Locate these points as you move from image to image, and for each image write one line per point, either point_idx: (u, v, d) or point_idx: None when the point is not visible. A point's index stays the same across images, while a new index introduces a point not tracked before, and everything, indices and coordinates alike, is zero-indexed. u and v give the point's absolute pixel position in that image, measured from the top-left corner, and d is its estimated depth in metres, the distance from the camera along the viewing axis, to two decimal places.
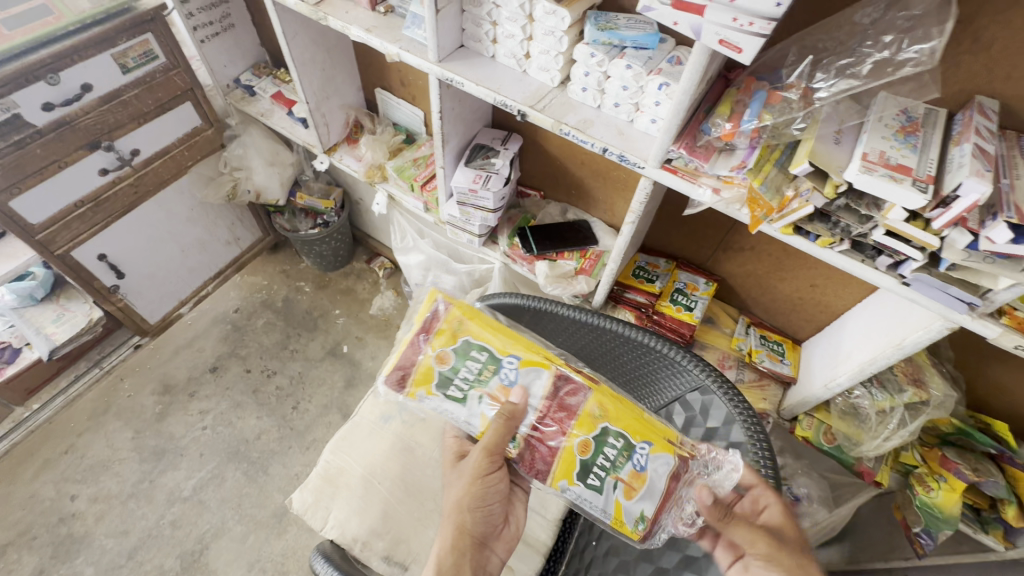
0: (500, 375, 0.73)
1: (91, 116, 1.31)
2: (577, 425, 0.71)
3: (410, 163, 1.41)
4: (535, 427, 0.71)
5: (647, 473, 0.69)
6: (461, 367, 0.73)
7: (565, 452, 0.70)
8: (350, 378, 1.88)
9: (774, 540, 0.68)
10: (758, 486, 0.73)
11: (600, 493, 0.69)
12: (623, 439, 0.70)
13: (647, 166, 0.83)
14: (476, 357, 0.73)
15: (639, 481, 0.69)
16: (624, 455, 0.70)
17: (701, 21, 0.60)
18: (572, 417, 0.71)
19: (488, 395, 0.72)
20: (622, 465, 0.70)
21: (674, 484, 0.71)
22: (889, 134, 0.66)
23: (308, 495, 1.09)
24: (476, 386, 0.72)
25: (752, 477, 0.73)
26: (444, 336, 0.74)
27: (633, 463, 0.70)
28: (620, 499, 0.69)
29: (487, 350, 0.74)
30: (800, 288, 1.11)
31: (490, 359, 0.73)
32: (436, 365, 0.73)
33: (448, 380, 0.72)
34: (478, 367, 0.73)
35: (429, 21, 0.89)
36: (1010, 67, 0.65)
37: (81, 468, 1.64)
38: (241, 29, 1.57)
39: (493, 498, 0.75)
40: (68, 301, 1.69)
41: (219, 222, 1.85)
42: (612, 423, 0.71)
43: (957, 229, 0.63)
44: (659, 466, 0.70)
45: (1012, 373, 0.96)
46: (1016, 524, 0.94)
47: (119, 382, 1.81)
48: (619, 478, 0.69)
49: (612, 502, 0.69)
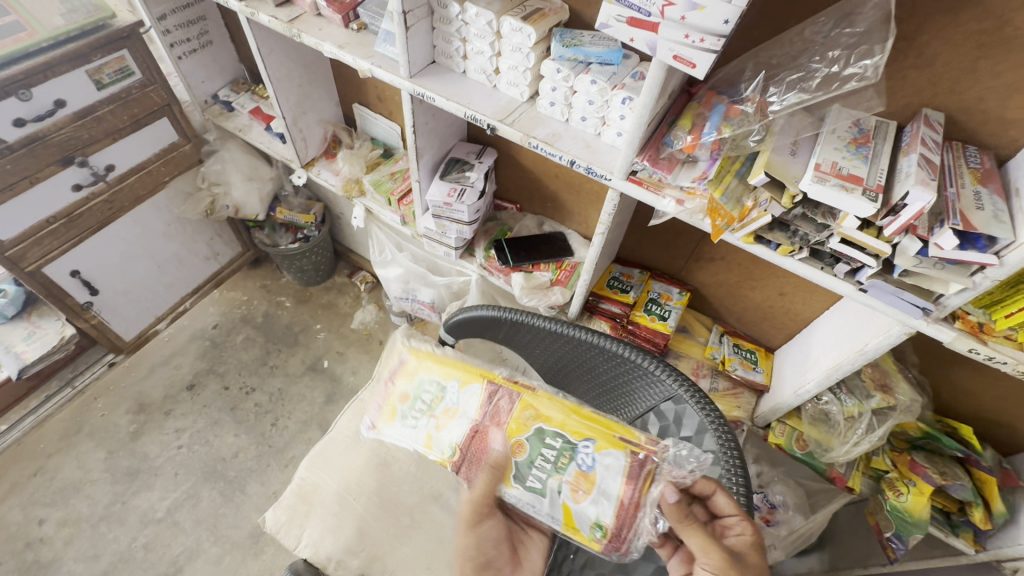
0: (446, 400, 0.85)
1: (64, 132, 1.30)
2: (511, 430, 0.76)
3: (387, 177, 1.42)
4: (473, 439, 0.79)
5: (594, 472, 0.70)
6: (418, 399, 0.88)
7: (500, 457, 0.75)
8: (331, 394, 1.86)
9: (733, 560, 0.65)
10: (734, 513, 0.69)
11: (544, 497, 0.71)
12: (562, 440, 0.73)
13: (613, 177, 0.84)
14: (429, 389, 0.88)
15: (587, 481, 0.70)
16: (566, 457, 0.72)
17: (656, 37, 0.62)
18: (507, 422, 0.77)
19: (435, 417, 0.85)
20: (565, 467, 0.72)
21: (633, 487, 0.69)
22: (842, 146, 0.69)
23: (281, 514, 1.07)
24: (427, 412, 0.86)
25: (730, 502, 0.70)
26: (406, 377, 0.92)
27: (577, 463, 0.71)
28: (568, 503, 0.70)
29: (435, 381, 0.88)
30: (771, 297, 1.13)
31: (437, 389, 0.86)
32: (401, 399, 0.90)
33: (409, 410, 0.88)
34: (430, 397, 0.87)
35: (399, 38, 0.90)
36: (952, 81, 0.68)
37: (51, 491, 1.60)
38: (218, 46, 1.58)
39: (495, 546, 0.76)
40: (40, 318, 1.65)
41: (197, 237, 1.84)
42: (546, 425, 0.75)
43: (907, 236, 0.66)
44: (606, 465, 0.70)
45: (974, 376, 0.99)
46: (983, 526, 0.96)
47: (92, 402, 1.77)
48: (563, 480, 0.71)
49: (560, 506, 0.70)
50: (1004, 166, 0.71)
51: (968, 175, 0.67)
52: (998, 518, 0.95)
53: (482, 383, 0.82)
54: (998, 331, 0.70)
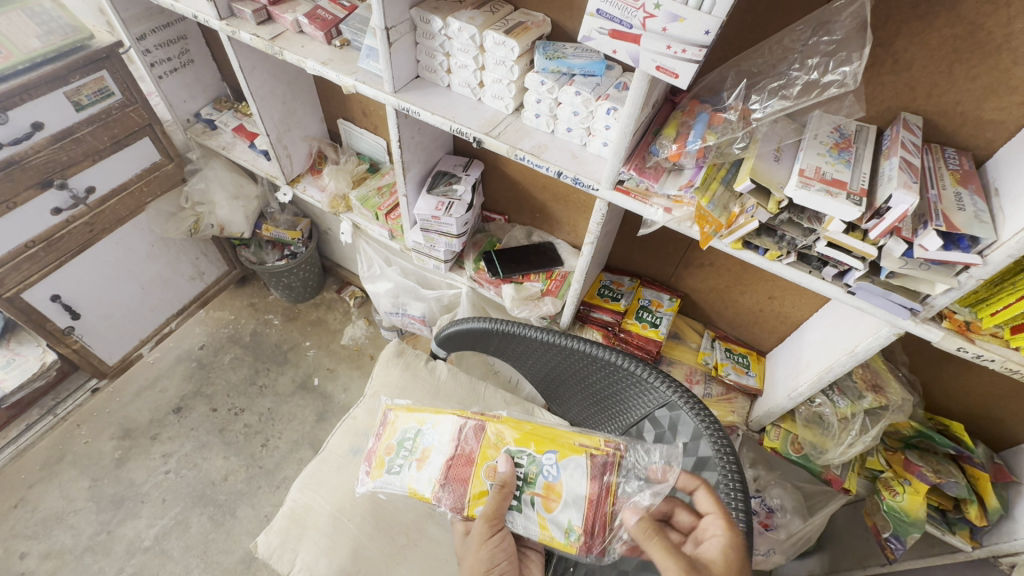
0: (425, 440, 0.86)
1: (42, 155, 1.28)
2: (482, 454, 0.81)
3: (374, 192, 1.41)
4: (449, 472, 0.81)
5: (560, 481, 0.77)
6: (401, 447, 0.88)
7: (477, 481, 0.80)
8: (322, 412, 1.83)
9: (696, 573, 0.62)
10: (713, 513, 0.69)
11: (520, 512, 0.77)
12: (528, 455, 0.80)
13: (600, 187, 0.85)
14: (410, 436, 0.88)
15: (554, 493, 0.77)
16: (534, 471, 0.79)
17: (638, 49, 0.63)
18: (477, 448, 0.82)
19: (416, 461, 0.85)
20: (535, 481, 0.78)
21: (597, 486, 0.77)
22: (824, 151, 0.70)
23: (273, 538, 1.05)
24: (409, 456, 0.86)
25: (710, 500, 0.70)
26: (389, 431, 0.92)
27: (544, 475, 0.78)
28: (542, 513, 0.76)
29: (416, 426, 0.88)
30: (760, 301, 1.13)
31: (416, 432, 0.88)
32: (385, 454, 0.89)
33: (393, 461, 0.87)
34: (410, 442, 0.87)
35: (382, 54, 0.90)
36: (930, 85, 0.70)
37: (32, 522, 1.55)
38: (200, 64, 1.57)
39: (507, 562, 0.76)
40: (20, 344, 1.58)
41: (181, 257, 1.82)
42: (511, 445, 0.81)
43: (893, 238, 0.66)
44: (569, 471, 0.78)
45: (963, 373, 1.00)
46: (978, 523, 0.96)
47: (75, 428, 1.73)
48: (535, 493, 0.77)
49: (534, 517, 0.76)
50: (982, 166, 0.72)
51: (949, 176, 0.68)
52: (993, 514, 0.95)
53: (455, 419, 0.86)
54: (984, 329, 0.72)
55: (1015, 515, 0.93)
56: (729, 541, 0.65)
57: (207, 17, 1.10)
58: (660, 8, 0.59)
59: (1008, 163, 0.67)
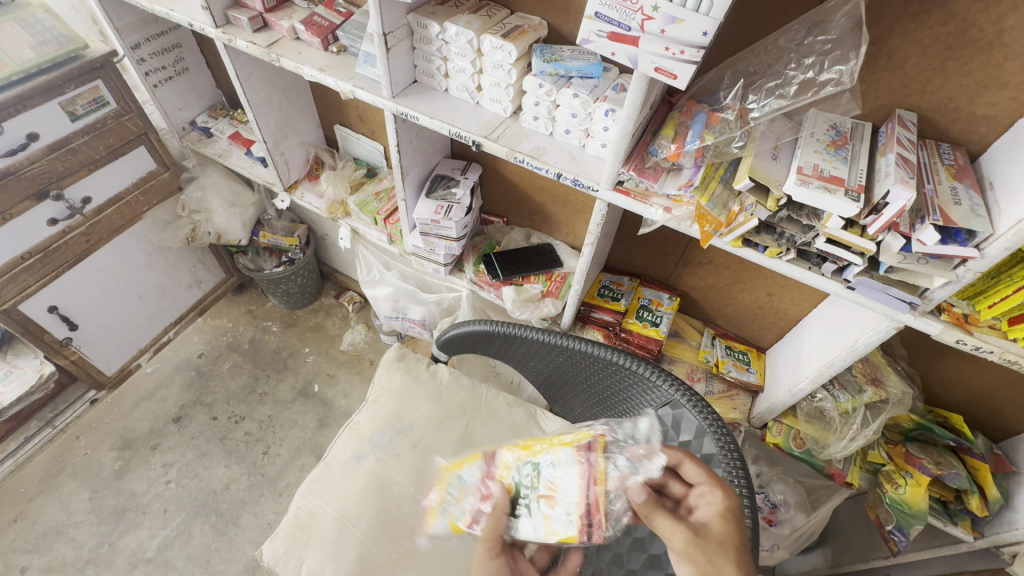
0: (460, 480, 0.89)
1: (38, 166, 1.27)
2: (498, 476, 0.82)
3: (372, 197, 1.41)
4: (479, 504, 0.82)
5: (557, 477, 0.74)
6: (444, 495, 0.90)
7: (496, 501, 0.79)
8: (323, 418, 1.83)
9: (695, 534, 0.63)
10: (705, 482, 0.67)
11: (530, 517, 0.74)
12: (530, 461, 0.78)
13: (600, 188, 0.85)
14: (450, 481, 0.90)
15: (554, 490, 0.73)
16: (537, 474, 0.76)
17: (637, 50, 0.63)
18: (496, 472, 0.83)
19: (455, 500, 0.86)
20: (539, 484, 0.75)
21: (587, 471, 0.72)
22: (821, 148, 0.70)
23: (279, 545, 1.05)
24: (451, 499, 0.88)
25: (698, 470, 0.68)
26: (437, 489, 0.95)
27: (544, 476, 0.75)
28: (547, 513, 0.73)
29: (451, 471, 0.91)
30: (759, 298, 1.14)
31: (451, 474, 0.90)
32: (434, 507, 0.91)
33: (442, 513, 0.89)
34: (449, 486, 0.89)
35: (380, 59, 0.90)
36: (923, 82, 0.71)
37: (33, 536, 1.53)
38: (195, 72, 1.57)
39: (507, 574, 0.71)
40: (17, 356, 1.56)
41: (179, 266, 1.81)
42: (518, 459, 0.81)
43: (890, 233, 0.67)
44: (563, 465, 0.74)
45: (961, 365, 1.01)
46: (980, 513, 0.96)
47: (74, 440, 1.72)
48: (539, 495, 0.74)
49: (541, 519, 0.73)
50: (977, 161, 0.73)
51: (944, 171, 0.69)
52: (994, 504, 0.96)
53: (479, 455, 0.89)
54: (982, 321, 0.73)
55: (1016, 505, 0.94)
56: (724, 506, 0.64)
57: (203, 25, 1.10)
58: (658, 10, 0.59)
59: (1001, 157, 0.68)
